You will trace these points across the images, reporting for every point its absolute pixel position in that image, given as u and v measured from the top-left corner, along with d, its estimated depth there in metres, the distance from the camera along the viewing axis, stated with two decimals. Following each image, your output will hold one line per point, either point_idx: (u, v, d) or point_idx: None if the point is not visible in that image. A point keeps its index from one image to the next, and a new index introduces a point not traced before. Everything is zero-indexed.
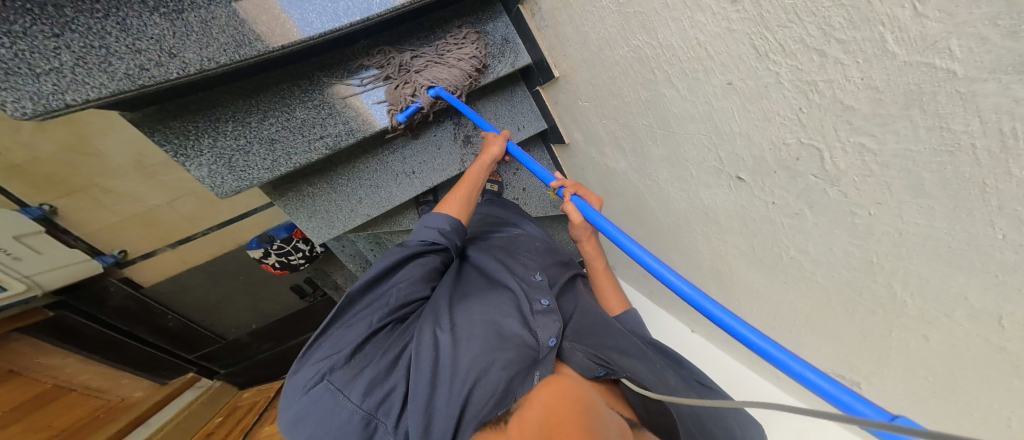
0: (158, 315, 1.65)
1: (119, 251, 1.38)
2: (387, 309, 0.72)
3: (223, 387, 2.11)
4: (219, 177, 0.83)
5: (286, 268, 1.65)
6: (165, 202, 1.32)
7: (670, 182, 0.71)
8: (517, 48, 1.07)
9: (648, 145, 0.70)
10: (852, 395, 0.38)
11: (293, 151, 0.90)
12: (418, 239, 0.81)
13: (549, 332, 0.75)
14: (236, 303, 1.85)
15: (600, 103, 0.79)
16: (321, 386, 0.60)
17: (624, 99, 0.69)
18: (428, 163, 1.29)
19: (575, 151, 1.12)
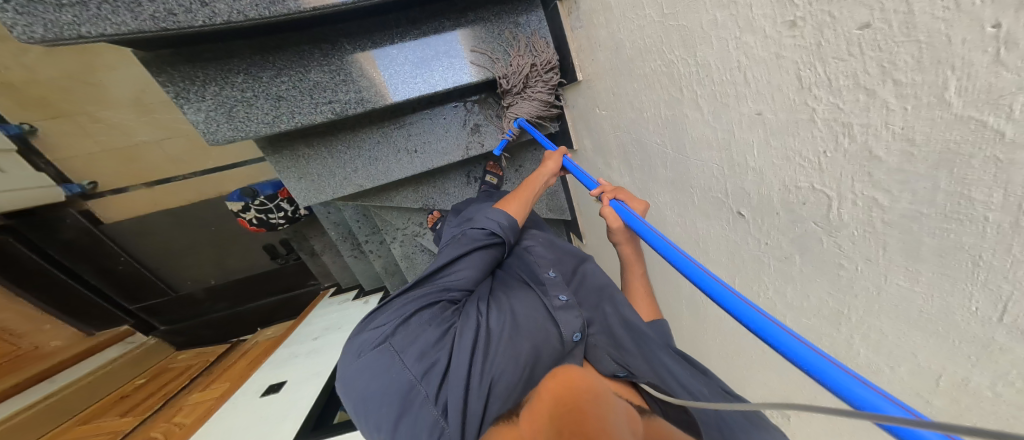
0: (110, 255, 2.00)
1: (85, 183, 1.81)
2: (439, 290, 0.83)
3: (159, 344, 2.25)
4: (213, 124, 0.88)
5: (262, 224, 1.95)
6: (153, 140, 1.81)
7: (670, 204, 0.72)
8: (546, 44, 1.05)
9: (658, 164, 0.70)
10: (852, 377, 0.30)
11: (297, 110, 0.93)
12: (483, 230, 0.93)
13: (571, 327, 0.81)
14: (199, 252, 2.16)
15: (617, 114, 0.79)
16: (384, 347, 0.70)
17: (645, 113, 0.68)
18: (431, 144, 1.25)
19: (582, 158, 1.12)
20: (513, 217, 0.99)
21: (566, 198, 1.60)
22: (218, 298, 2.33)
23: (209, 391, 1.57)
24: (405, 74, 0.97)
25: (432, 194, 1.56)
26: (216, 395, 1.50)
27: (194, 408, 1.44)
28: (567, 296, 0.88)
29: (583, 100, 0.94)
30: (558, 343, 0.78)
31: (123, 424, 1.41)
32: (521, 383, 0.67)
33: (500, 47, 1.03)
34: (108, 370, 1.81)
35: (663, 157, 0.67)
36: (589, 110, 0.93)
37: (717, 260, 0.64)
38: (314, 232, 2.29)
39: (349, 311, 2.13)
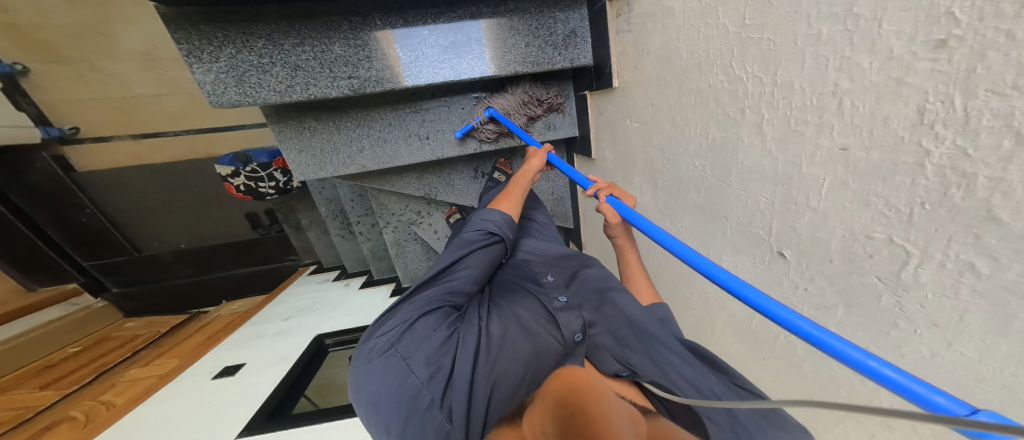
0: (75, 207, 1.98)
1: (68, 128, 1.79)
2: (442, 293, 0.79)
3: (106, 308, 2.19)
4: (222, 87, 0.83)
5: (249, 192, 1.88)
6: (150, 94, 1.81)
7: (698, 231, 0.67)
8: (582, 42, 0.94)
9: (695, 187, 0.65)
10: (894, 369, 0.30)
11: (314, 82, 0.88)
12: (477, 230, 0.91)
13: (572, 327, 0.75)
14: (175, 213, 2.09)
15: (653, 129, 0.74)
16: (389, 354, 0.66)
17: (689, 129, 0.63)
18: (446, 133, 1.21)
19: (601, 169, 1.07)
20: (508, 214, 0.97)
21: (572, 206, 1.57)
22: (184, 263, 2.24)
23: (151, 367, 1.51)
24: (433, 57, 0.92)
25: (437, 184, 1.51)
26: (157, 374, 1.44)
27: (131, 386, 1.37)
28: (566, 297, 0.84)
29: (613, 108, 0.89)
30: (561, 344, 0.73)
31: (42, 399, 1.35)
32: (522, 383, 0.64)
33: (526, 45, 0.94)
34: (44, 332, 1.76)
35: (702, 179, 0.63)
36: (618, 121, 0.88)
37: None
38: (303, 206, 2.21)
39: (328, 293, 2.06)
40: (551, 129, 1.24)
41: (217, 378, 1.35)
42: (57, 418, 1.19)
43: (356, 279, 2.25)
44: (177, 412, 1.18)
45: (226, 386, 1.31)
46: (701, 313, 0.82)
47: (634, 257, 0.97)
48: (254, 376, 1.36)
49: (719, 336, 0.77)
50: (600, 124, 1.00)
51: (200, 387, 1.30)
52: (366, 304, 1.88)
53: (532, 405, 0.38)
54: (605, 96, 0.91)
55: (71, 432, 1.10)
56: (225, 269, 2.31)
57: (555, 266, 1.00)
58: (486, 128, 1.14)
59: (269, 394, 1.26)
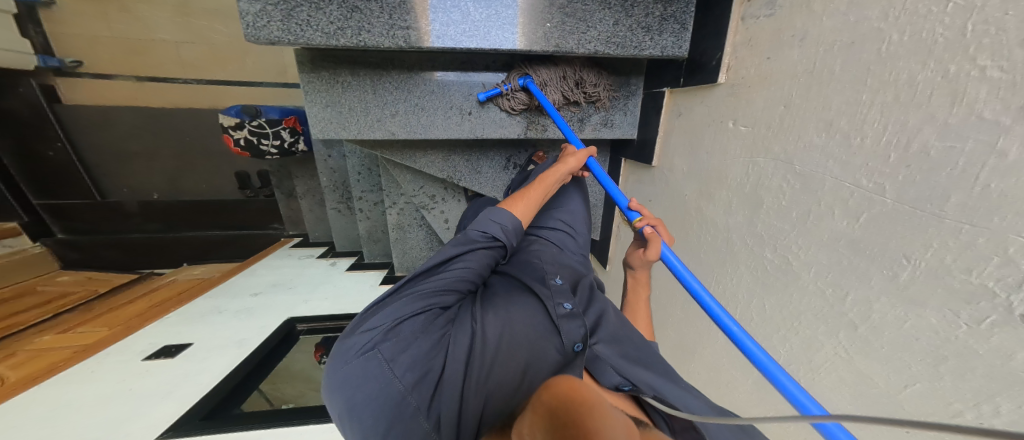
0: (46, 139, 1.90)
1: (68, 61, 1.81)
2: (439, 285, 0.62)
3: (44, 255, 2.06)
4: (265, 20, 0.70)
5: (249, 149, 1.72)
6: (173, 40, 1.89)
7: (851, 274, 0.44)
8: (681, 30, 0.80)
9: (833, 209, 0.47)
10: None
11: (369, 29, 0.76)
12: (481, 231, 0.71)
13: (574, 336, 0.63)
14: (154, 160, 2.05)
15: (759, 139, 0.59)
16: (367, 355, 0.50)
17: (857, 141, 0.43)
18: (493, 113, 1.08)
19: (662, 179, 0.95)
20: (520, 219, 0.77)
21: (603, 217, 1.45)
22: (150, 218, 2.17)
23: (71, 337, 1.36)
24: (514, 19, 0.80)
25: (462, 167, 1.38)
26: (77, 346, 1.26)
27: (42, 356, 1.21)
28: (574, 304, 0.68)
29: (702, 109, 0.75)
30: (559, 355, 0.61)
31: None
32: (517, 393, 0.55)
33: (615, 22, 0.81)
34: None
35: (871, 204, 0.42)
36: (705, 125, 0.74)
37: (882, 360, 0.41)
38: (301, 172, 2.11)
39: (311, 271, 1.89)
40: (607, 126, 1.13)
41: (150, 359, 1.16)
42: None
43: (344, 259, 2.07)
44: (94, 399, 0.98)
45: (159, 373, 1.10)
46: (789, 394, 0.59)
47: (644, 295, 0.83)
48: (204, 360, 1.18)
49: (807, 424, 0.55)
50: (677, 126, 0.87)
51: (129, 370, 1.10)
52: (352, 289, 1.74)
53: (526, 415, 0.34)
54: (696, 94, 0.78)
55: None
56: (194, 229, 2.24)
57: (561, 268, 0.83)
58: (515, 97, 1.02)
59: (218, 385, 1.09)
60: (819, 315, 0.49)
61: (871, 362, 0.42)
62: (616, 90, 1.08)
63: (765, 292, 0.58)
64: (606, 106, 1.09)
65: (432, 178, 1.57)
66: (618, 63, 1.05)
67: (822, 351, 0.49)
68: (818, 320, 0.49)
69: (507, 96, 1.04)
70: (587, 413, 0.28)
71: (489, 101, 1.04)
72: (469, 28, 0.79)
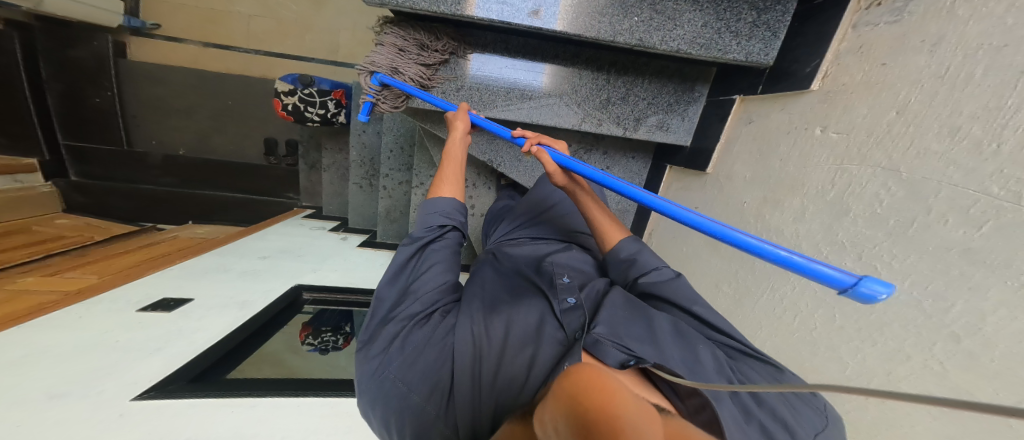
0: (102, 86, 2.06)
1: (150, 24, 2.03)
2: (427, 301, 0.66)
3: (50, 194, 2.05)
4: None
5: (294, 115, 1.77)
6: (245, 13, 2.09)
7: (960, 284, 0.46)
8: (772, 38, 0.80)
9: (946, 218, 0.48)
10: (815, 261, 0.46)
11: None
12: (424, 227, 0.71)
13: (573, 324, 0.63)
14: (197, 117, 2.17)
15: (855, 146, 0.62)
16: (379, 378, 0.58)
17: (990, 148, 0.44)
18: (552, 101, 1.08)
19: (721, 185, 0.97)
20: (453, 197, 0.77)
21: (634, 222, 1.50)
22: (168, 172, 2.23)
23: (54, 281, 1.35)
24: (602, 7, 0.81)
25: (504, 154, 1.38)
26: (61, 292, 1.24)
27: (20, 298, 1.18)
28: (578, 298, 0.69)
29: (781, 116, 0.79)
30: (559, 343, 0.60)
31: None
32: (524, 391, 0.56)
33: (703, 23, 0.81)
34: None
35: (998, 213, 0.42)
36: (783, 133, 0.78)
37: (990, 375, 0.42)
38: (330, 144, 2.13)
39: (322, 242, 1.89)
40: (662, 129, 1.12)
41: (146, 311, 1.16)
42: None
43: (355, 235, 2.06)
44: (71, 349, 0.95)
45: (158, 323, 1.11)
46: (859, 402, 0.58)
47: (591, 203, 0.88)
48: (200, 319, 1.16)
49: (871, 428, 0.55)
50: (752, 131, 0.88)
51: (124, 318, 1.10)
52: (362, 265, 1.73)
53: (547, 399, 0.30)
54: (776, 101, 0.81)
55: None
56: (210, 187, 2.27)
57: (574, 272, 0.84)
58: (385, 98, 1.02)
59: (208, 348, 1.07)
60: (911, 326, 0.52)
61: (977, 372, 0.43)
62: (677, 93, 1.09)
63: (839, 302, 0.63)
64: (665, 110, 1.10)
65: (469, 162, 1.56)
66: (687, 68, 1.06)
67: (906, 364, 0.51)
68: (907, 331, 0.52)
69: (380, 101, 1.05)
70: (608, 399, 0.24)
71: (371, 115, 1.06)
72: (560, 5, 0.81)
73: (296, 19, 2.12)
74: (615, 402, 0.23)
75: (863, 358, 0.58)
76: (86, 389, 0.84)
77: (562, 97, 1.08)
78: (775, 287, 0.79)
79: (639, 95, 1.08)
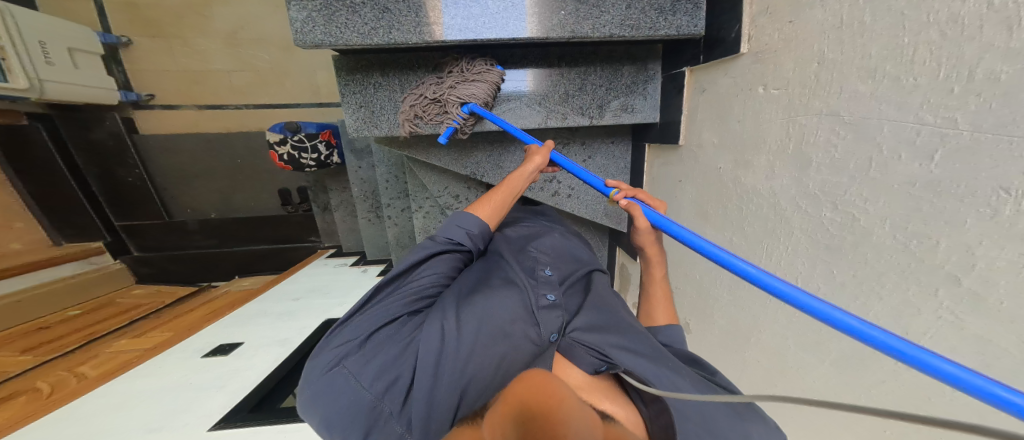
0: (128, 165, 2.18)
1: (146, 96, 2.13)
2: (406, 297, 0.68)
3: (122, 270, 2.33)
4: (311, 26, 0.79)
5: (291, 163, 1.87)
6: (226, 70, 2.15)
7: (936, 219, 0.41)
8: (694, 9, 0.82)
9: (898, 153, 0.44)
10: (964, 368, 0.30)
11: (398, 27, 0.82)
12: (446, 236, 0.76)
13: (550, 327, 0.67)
14: (212, 181, 2.29)
15: (795, 98, 0.60)
16: (336, 370, 0.58)
17: (910, 82, 0.42)
18: (513, 108, 1.10)
19: (691, 155, 0.97)
20: (486, 222, 0.81)
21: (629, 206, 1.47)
22: (207, 233, 2.38)
23: (142, 340, 1.49)
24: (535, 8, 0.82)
25: (485, 164, 1.41)
26: (142, 347, 1.40)
27: (109, 358, 1.35)
28: (556, 295, 0.73)
29: (727, 80, 0.78)
30: (534, 346, 0.65)
31: (16, 364, 1.36)
32: (491, 388, 0.58)
33: (626, 6, 0.82)
34: (46, 291, 1.85)
35: (944, 140, 0.39)
36: (734, 95, 0.76)
37: (1005, 320, 0.36)
38: (334, 184, 2.23)
39: (344, 277, 1.98)
40: (627, 111, 1.12)
41: (208, 356, 1.27)
42: (21, 387, 1.18)
43: (374, 266, 2.15)
44: (156, 392, 1.07)
45: (214, 367, 1.21)
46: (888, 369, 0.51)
47: (659, 275, 0.88)
48: (251, 358, 1.26)
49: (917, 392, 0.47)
50: (707, 101, 0.87)
51: (189, 364, 1.22)
52: None
53: (496, 406, 0.33)
54: (718, 68, 0.81)
55: (31, 404, 1.06)
56: (243, 243, 2.42)
57: (559, 261, 0.86)
58: (469, 126, 1.03)
59: (261, 381, 1.15)
60: (908, 272, 0.46)
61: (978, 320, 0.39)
62: (632, 70, 1.08)
63: (832, 257, 0.56)
64: (625, 90, 1.10)
65: (456, 178, 1.59)
66: (634, 48, 1.06)
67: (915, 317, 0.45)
68: (906, 279, 0.46)
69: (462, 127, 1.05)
70: (555, 407, 0.28)
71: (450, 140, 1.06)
72: (498, 15, 0.83)
73: (272, 67, 2.19)
74: (560, 410, 0.27)
75: (876, 317, 0.51)
76: (176, 423, 0.97)
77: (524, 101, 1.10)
78: (769, 250, 0.70)
79: (597, 81, 1.08)
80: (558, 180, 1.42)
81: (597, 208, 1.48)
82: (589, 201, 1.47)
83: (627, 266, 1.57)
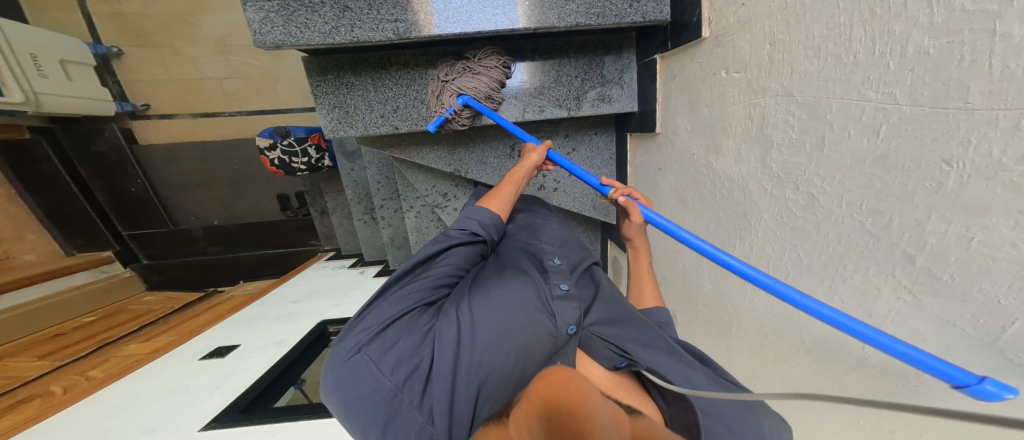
0: (131, 175, 2.19)
1: (141, 106, 2.13)
2: (424, 283, 0.65)
3: (132, 278, 2.35)
4: (269, 26, 0.79)
5: (283, 167, 1.85)
6: (219, 77, 2.15)
7: (888, 195, 0.39)
8: None
9: (847, 130, 0.43)
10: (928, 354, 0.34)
11: (360, 25, 0.82)
12: (460, 229, 0.73)
13: (567, 318, 0.62)
14: (212, 190, 2.29)
15: (753, 80, 0.60)
16: (356, 358, 0.54)
17: (850, 60, 0.42)
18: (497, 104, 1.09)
19: (666, 143, 0.97)
20: (497, 213, 0.79)
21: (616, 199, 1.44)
22: (212, 240, 2.38)
23: (150, 344, 1.48)
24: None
25: (468, 160, 1.39)
26: (144, 351, 1.40)
27: (111, 362, 1.35)
28: (570, 284, 0.67)
29: (694, 66, 0.78)
30: (551, 338, 0.60)
31: (34, 369, 1.37)
32: (513, 379, 0.54)
33: None
34: (64, 298, 1.86)
35: (886, 115, 0.38)
36: (701, 80, 0.76)
37: (959, 297, 0.34)
38: (331, 188, 2.21)
39: (342, 279, 1.98)
40: (605, 101, 1.12)
41: (205, 359, 1.27)
42: (36, 391, 1.18)
43: (371, 267, 2.15)
44: (157, 395, 1.09)
45: (212, 368, 1.22)
46: (852, 358, 0.46)
47: (645, 261, 0.90)
48: (247, 359, 1.26)
49: (884, 383, 0.43)
50: (678, 86, 0.86)
51: (188, 367, 1.22)
52: None
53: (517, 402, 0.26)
54: (685, 53, 0.81)
55: (39, 407, 1.06)
56: (246, 249, 2.42)
57: (569, 249, 0.82)
58: (462, 118, 1.04)
59: (256, 381, 1.15)
60: (867, 252, 0.43)
61: (937, 299, 0.36)
62: (609, 59, 1.09)
63: (797, 239, 0.53)
64: (602, 80, 1.10)
65: (443, 177, 1.58)
66: (608, 38, 1.07)
67: (880, 299, 0.42)
68: (866, 258, 0.43)
69: (455, 118, 1.06)
70: (584, 402, 0.23)
71: (440, 129, 1.07)
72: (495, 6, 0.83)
73: (263, 74, 2.17)
74: (585, 406, 0.22)
75: (841, 300, 0.47)
76: (170, 424, 0.98)
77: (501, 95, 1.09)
78: (742, 237, 0.67)
79: (574, 72, 1.08)
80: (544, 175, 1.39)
81: (584, 201, 1.45)
82: (574, 194, 1.45)
83: (618, 258, 1.56)
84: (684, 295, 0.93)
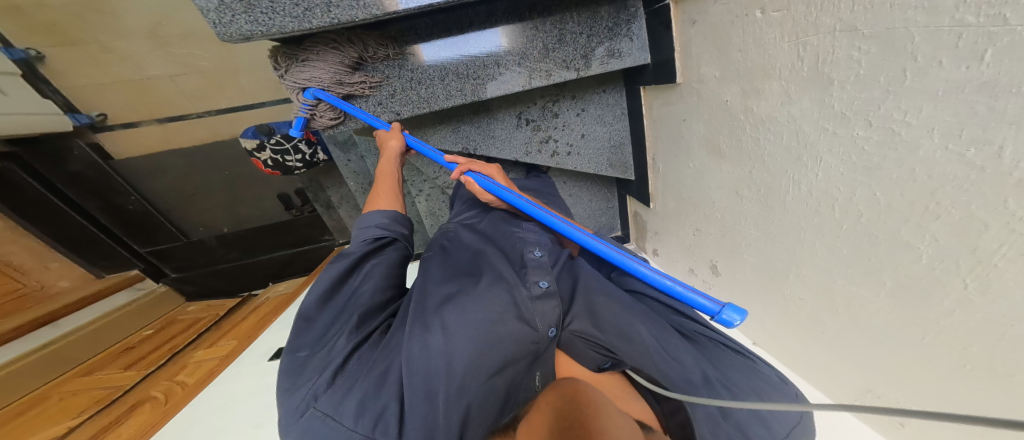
0: (120, 193, 2.02)
1: (96, 115, 1.81)
2: (365, 316, 0.68)
3: (169, 292, 2.29)
4: (230, 14, 0.70)
5: (278, 167, 1.83)
6: (165, 74, 1.76)
7: (998, 123, 0.35)
8: None
9: (938, 59, 0.39)
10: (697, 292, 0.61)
11: (336, 3, 0.75)
12: (361, 240, 0.77)
13: (547, 321, 0.66)
14: (210, 198, 2.14)
15: (799, 18, 0.56)
16: (308, 415, 0.56)
17: None
18: (487, 71, 1.01)
19: (688, 93, 0.91)
20: (388, 210, 0.85)
21: (634, 153, 1.36)
22: (229, 247, 2.30)
23: (214, 350, 1.53)
24: None
25: (474, 135, 1.25)
26: (218, 356, 1.44)
27: (191, 368, 1.39)
28: (547, 280, 0.71)
29: (718, 8, 0.74)
30: (532, 345, 0.64)
31: (126, 379, 1.46)
32: (499, 414, 0.58)
33: None
34: (115, 317, 1.87)
35: (991, 39, 0.34)
36: (728, 24, 0.72)
37: None
38: (330, 181, 2.16)
39: None
40: (615, 57, 1.04)
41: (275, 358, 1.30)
42: (140, 397, 1.24)
43: None
44: (243, 395, 1.15)
45: None
46: (957, 292, 0.45)
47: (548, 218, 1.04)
48: None
49: (991, 324, 0.42)
50: (704, 30, 0.80)
51: (261, 369, 1.25)
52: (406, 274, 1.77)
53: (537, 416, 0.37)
54: None
55: (151, 412, 1.12)
56: (266, 252, 2.35)
57: (544, 242, 0.87)
58: (322, 114, 0.98)
59: None
60: (967, 186, 0.40)
61: None
62: (619, 8, 1.00)
63: (871, 178, 0.50)
64: (608, 33, 1.02)
65: None
66: None
67: (986, 234, 0.40)
68: (967, 192, 0.40)
69: (314, 117, 0.99)
70: (590, 415, 0.32)
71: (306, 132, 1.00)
72: None
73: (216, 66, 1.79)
74: (596, 420, 0.31)
75: (933, 238, 0.45)
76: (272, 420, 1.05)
77: (496, 56, 1.00)
78: (797, 179, 0.64)
79: (579, 28, 1.00)
80: (555, 139, 1.30)
81: (600, 160, 1.36)
82: (589, 156, 1.36)
83: (636, 213, 1.51)
84: (723, 242, 0.93)
